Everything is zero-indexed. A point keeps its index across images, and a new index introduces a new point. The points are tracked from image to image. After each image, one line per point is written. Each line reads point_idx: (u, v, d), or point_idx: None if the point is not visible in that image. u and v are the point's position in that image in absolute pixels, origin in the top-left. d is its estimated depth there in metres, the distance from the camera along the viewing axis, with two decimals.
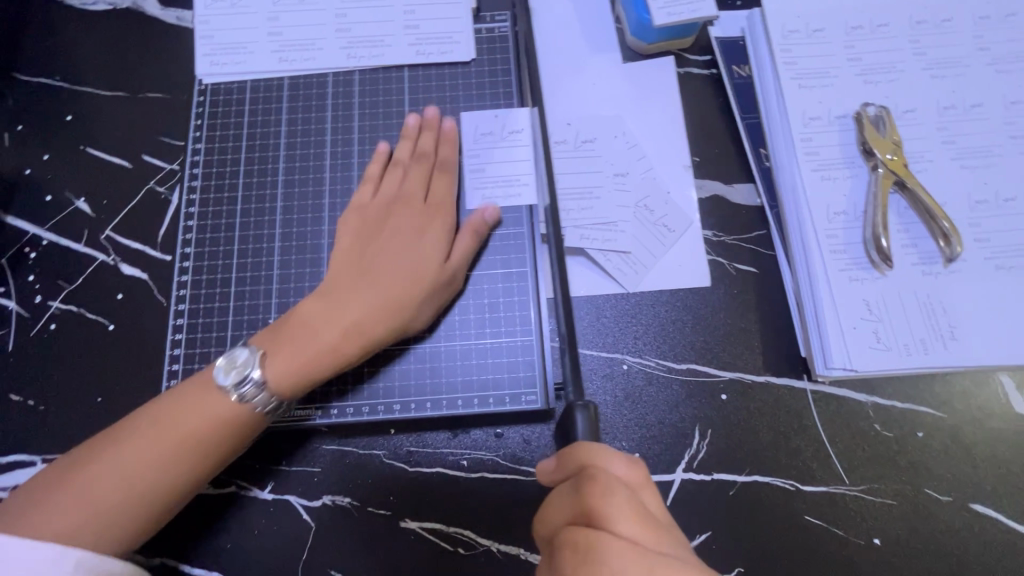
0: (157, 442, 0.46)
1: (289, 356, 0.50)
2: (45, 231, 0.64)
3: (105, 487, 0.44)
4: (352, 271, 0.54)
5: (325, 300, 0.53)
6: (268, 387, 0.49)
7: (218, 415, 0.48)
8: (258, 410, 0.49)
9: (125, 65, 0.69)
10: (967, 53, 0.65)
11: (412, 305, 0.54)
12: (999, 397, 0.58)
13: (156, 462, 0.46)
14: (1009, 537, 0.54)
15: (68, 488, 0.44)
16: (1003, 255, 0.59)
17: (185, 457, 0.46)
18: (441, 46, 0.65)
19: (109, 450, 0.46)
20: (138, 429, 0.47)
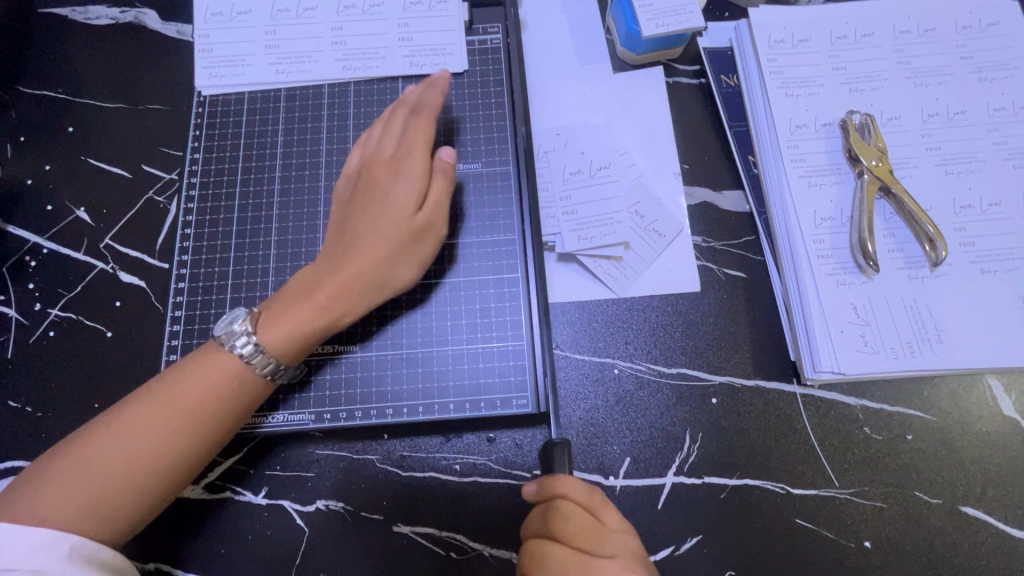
0: (152, 434, 0.46)
1: (285, 317, 0.50)
2: (46, 240, 0.65)
3: (103, 477, 0.45)
4: (349, 225, 0.54)
5: (328, 258, 0.53)
6: (262, 350, 0.49)
7: (210, 399, 0.48)
8: (261, 375, 0.50)
9: (126, 78, 0.71)
10: (950, 61, 0.66)
11: (391, 259, 0.53)
12: (987, 400, 0.58)
13: (152, 452, 0.46)
14: (999, 539, 0.54)
15: (60, 481, 0.44)
16: (988, 260, 0.60)
17: (179, 442, 0.47)
18: (434, 58, 0.66)
19: (100, 443, 0.45)
20: (126, 422, 0.46)
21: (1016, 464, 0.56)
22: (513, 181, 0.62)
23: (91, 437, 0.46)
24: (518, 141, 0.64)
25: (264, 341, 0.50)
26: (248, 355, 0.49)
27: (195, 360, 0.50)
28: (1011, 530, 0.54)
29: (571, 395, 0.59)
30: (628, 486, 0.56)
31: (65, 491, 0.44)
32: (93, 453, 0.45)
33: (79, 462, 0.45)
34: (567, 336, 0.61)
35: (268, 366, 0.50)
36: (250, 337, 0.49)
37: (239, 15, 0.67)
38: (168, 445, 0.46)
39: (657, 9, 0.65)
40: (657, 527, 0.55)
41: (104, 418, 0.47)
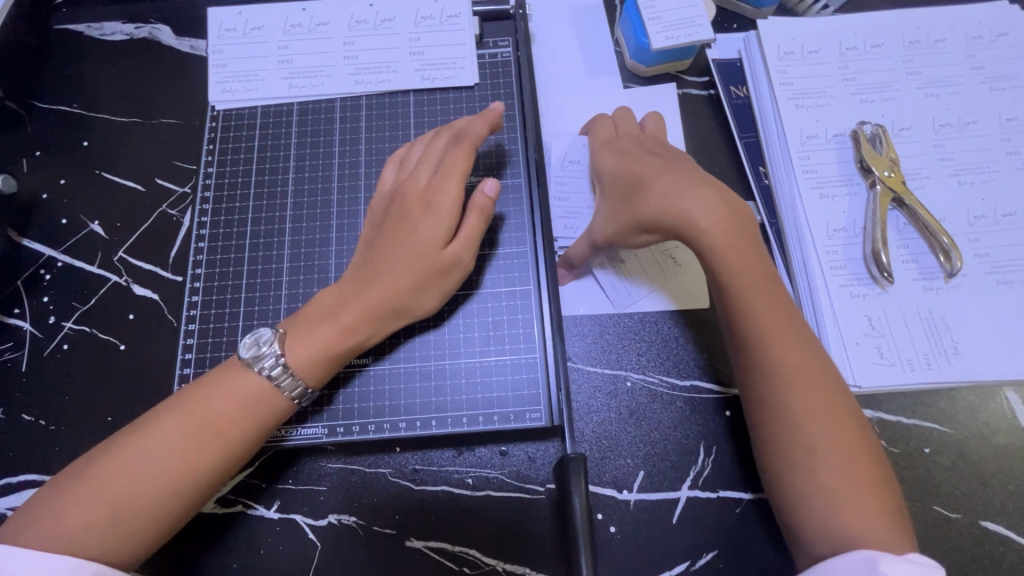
0: (170, 455, 0.46)
1: (312, 336, 0.51)
2: (60, 253, 0.65)
3: (118, 499, 0.44)
4: (381, 245, 0.54)
5: (357, 279, 0.53)
6: (292, 372, 0.50)
7: (229, 420, 0.48)
8: (286, 397, 0.50)
9: (141, 93, 0.71)
10: (961, 72, 0.66)
11: (418, 291, 0.53)
12: (1005, 412, 0.57)
13: (168, 475, 0.45)
14: (1019, 555, 0.53)
15: (80, 498, 0.44)
16: (1003, 270, 0.59)
17: (196, 465, 0.46)
18: (445, 72, 0.67)
19: (120, 462, 0.45)
20: (147, 440, 0.46)
21: None
22: (525, 194, 0.63)
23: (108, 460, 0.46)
24: (529, 154, 0.64)
25: (295, 365, 0.50)
26: (276, 376, 0.50)
27: (215, 381, 0.50)
28: None
29: (584, 408, 0.59)
30: (642, 500, 0.56)
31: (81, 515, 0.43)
32: (110, 476, 0.45)
33: (95, 485, 0.44)
34: (580, 348, 0.61)
35: (297, 390, 0.50)
36: (278, 358, 0.50)
37: (253, 30, 0.68)
38: (184, 469, 0.46)
39: (667, 22, 0.65)
40: (672, 542, 0.55)
41: (126, 436, 0.47)
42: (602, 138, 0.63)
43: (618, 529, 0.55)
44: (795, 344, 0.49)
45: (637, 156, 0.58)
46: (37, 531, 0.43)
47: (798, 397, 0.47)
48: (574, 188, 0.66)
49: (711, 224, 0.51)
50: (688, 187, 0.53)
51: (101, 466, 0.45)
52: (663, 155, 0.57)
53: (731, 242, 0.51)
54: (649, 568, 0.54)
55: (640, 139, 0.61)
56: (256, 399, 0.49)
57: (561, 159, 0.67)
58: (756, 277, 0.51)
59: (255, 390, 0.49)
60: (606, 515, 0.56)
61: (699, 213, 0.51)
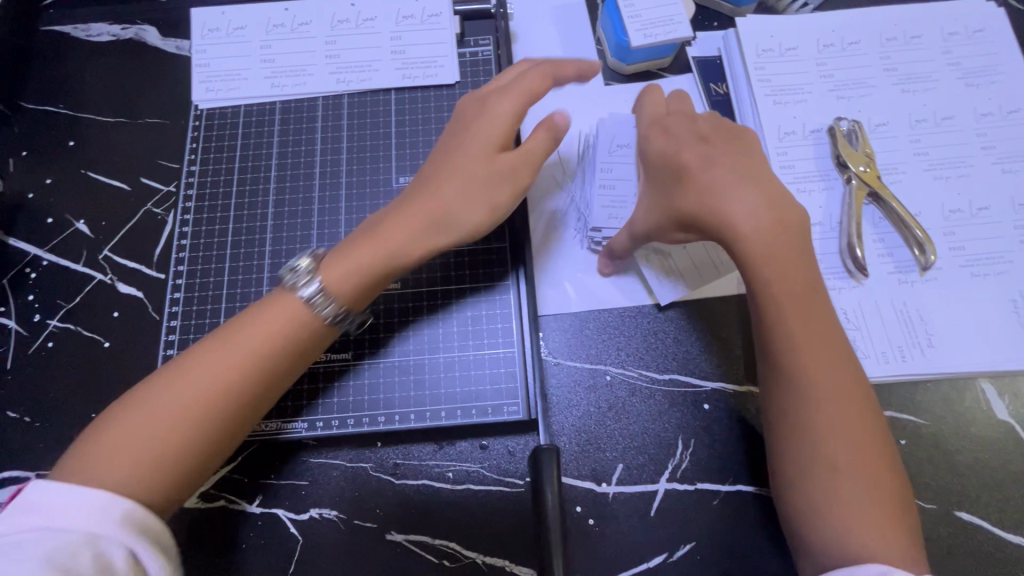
0: (202, 383, 0.45)
1: (351, 260, 0.50)
2: (45, 252, 0.66)
3: (162, 436, 0.43)
4: (435, 170, 0.54)
5: (402, 201, 0.53)
6: (328, 293, 0.49)
7: (258, 347, 0.47)
8: (322, 318, 0.49)
9: (127, 93, 0.72)
10: (937, 68, 0.67)
11: (458, 207, 0.51)
12: (981, 404, 0.58)
13: (207, 405, 0.45)
14: (994, 545, 0.54)
15: (108, 431, 0.43)
16: (978, 264, 0.60)
17: (222, 393, 0.45)
18: (427, 70, 0.67)
19: (161, 392, 0.45)
20: (186, 371, 0.46)
21: (1011, 468, 0.56)
22: None
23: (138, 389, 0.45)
24: None
25: (329, 283, 0.49)
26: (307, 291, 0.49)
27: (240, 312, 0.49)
28: (1006, 534, 0.54)
29: (563, 402, 0.59)
30: (621, 493, 0.56)
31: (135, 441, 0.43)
32: (156, 402, 0.44)
33: (150, 413, 0.44)
34: (560, 343, 0.61)
35: (330, 311, 0.49)
36: (315, 279, 0.49)
37: (236, 30, 0.69)
38: (222, 388, 0.45)
39: (646, 19, 0.65)
40: (650, 533, 0.55)
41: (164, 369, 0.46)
42: (649, 116, 0.59)
43: (597, 521, 0.56)
44: (829, 357, 0.47)
45: (689, 144, 0.54)
46: (72, 460, 0.42)
47: (825, 414, 0.45)
48: (621, 175, 0.62)
49: (755, 231, 0.49)
50: (734, 190, 0.50)
51: (132, 400, 0.45)
52: (715, 144, 0.54)
53: (773, 247, 0.48)
54: (628, 560, 0.55)
55: (693, 119, 0.56)
56: (290, 319, 0.48)
57: (609, 143, 0.62)
58: (790, 284, 0.48)
59: (290, 308, 0.48)
60: (585, 508, 0.56)
61: (742, 212, 0.49)
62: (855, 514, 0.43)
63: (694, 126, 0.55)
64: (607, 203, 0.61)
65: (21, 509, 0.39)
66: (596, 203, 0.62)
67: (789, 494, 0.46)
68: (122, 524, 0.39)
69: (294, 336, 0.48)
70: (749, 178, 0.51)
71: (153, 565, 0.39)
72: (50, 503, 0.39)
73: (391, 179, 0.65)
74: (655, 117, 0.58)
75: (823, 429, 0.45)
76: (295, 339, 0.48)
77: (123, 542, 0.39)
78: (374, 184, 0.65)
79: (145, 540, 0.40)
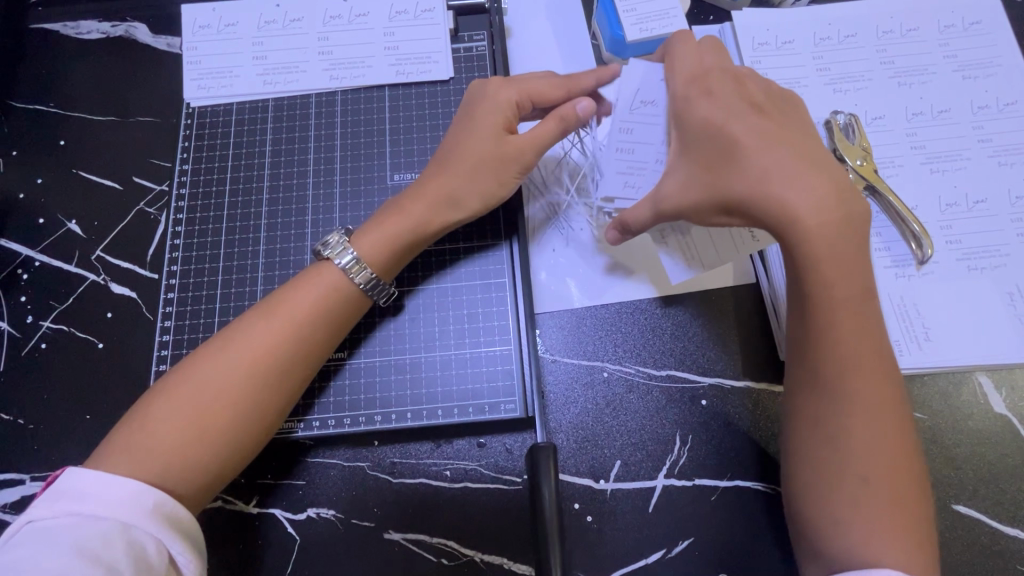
0: (253, 344, 0.48)
1: (383, 231, 0.53)
2: (37, 253, 0.65)
3: (226, 394, 0.46)
4: (446, 151, 0.56)
5: (427, 175, 0.56)
6: (365, 262, 0.52)
7: (303, 309, 0.50)
8: (356, 286, 0.52)
9: (117, 91, 0.71)
10: (934, 60, 0.67)
11: (473, 186, 0.54)
12: (978, 397, 0.58)
13: (262, 362, 0.48)
14: (991, 537, 0.54)
15: (172, 401, 0.46)
16: (974, 257, 0.60)
17: (275, 352, 0.48)
18: (420, 66, 0.67)
19: (215, 358, 0.48)
20: (234, 338, 0.49)
21: (1008, 461, 0.56)
22: None
23: (183, 367, 0.48)
24: None
25: (364, 254, 0.52)
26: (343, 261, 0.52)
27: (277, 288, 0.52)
28: (1003, 527, 0.54)
29: (560, 400, 0.59)
30: (618, 489, 0.56)
31: (173, 423, 0.45)
32: (205, 375, 0.47)
33: (191, 393, 0.46)
34: (557, 340, 0.61)
35: (365, 276, 0.52)
36: (348, 249, 0.52)
37: (227, 27, 0.68)
38: (272, 349, 0.48)
39: (642, 13, 0.65)
40: (648, 530, 0.55)
41: (213, 342, 0.49)
42: (690, 71, 0.52)
43: (595, 519, 0.56)
44: (871, 367, 0.45)
45: (738, 120, 0.49)
46: (142, 432, 0.45)
47: (854, 427, 0.44)
48: (644, 138, 0.52)
49: (817, 226, 0.46)
50: (790, 176, 0.47)
51: (188, 370, 0.47)
52: (762, 122, 0.50)
53: (832, 247, 0.46)
54: (626, 556, 0.55)
55: (740, 84, 0.52)
56: (330, 294, 0.51)
57: (630, 100, 0.53)
58: (846, 289, 0.46)
59: (331, 281, 0.52)
60: (582, 505, 0.56)
61: (800, 203, 0.46)
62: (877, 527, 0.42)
63: (741, 100, 0.51)
64: (624, 168, 0.52)
65: (60, 496, 0.41)
66: (610, 169, 0.52)
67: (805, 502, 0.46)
68: (150, 514, 0.42)
69: (333, 311, 0.51)
70: (807, 163, 0.48)
71: (181, 553, 0.42)
72: (87, 491, 0.41)
73: (385, 176, 0.64)
74: (696, 77, 0.52)
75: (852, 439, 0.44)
76: (334, 312, 0.51)
77: (151, 532, 0.41)
78: (368, 182, 0.64)
79: (172, 530, 0.42)
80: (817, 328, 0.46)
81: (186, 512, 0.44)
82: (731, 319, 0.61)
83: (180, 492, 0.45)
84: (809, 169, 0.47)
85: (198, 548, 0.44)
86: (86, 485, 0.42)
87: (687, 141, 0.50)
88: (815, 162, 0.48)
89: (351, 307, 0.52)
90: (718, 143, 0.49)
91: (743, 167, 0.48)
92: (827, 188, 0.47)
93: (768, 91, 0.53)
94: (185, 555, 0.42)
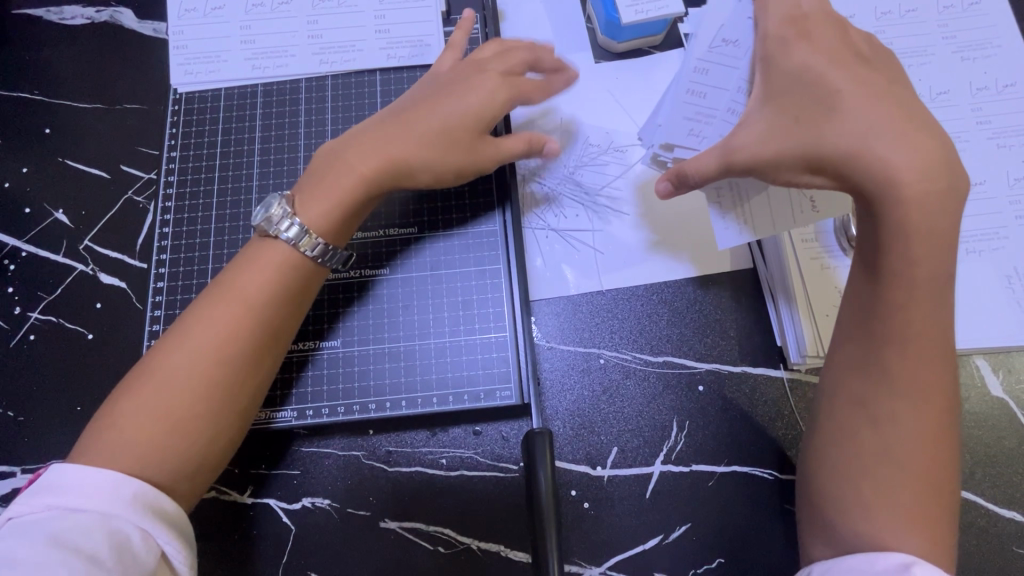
0: (211, 330, 0.47)
1: (331, 193, 0.52)
2: (24, 243, 0.64)
3: (191, 381, 0.45)
4: (404, 121, 0.54)
5: (379, 134, 0.54)
6: (308, 230, 0.50)
7: (260, 290, 0.48)
8: (308, 257, 0.50)
9: (102, 77, 0.70)
10: (933, 42, 0.66)
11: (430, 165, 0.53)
12: (975, 380, 0.58)
13: (223, 346, 0.47)
14: (989, 520, 0.54)
15: (137, 397, 0.45)
16: (973, 240, 0.60)
17: (236, 335, 0.47)
18: (411, 50, 0.66)
19: (174, 349, 0.46)
20: (191, 326, 0.47)
21: (1005, 444, 0.56)
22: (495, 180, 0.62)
23: (146, 361, 0.47)
24: None
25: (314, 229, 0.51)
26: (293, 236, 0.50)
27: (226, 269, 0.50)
28: (1000, 510, 0.54)
29: (557, 386, 0.59)
30: (615, 476, 0.56)
31: (144, 415, 0.44)
32: (166, 366, 0.46)
33: (157, 385, 0.45)
34: (553, 327, 0.60)
35: (315, 248, 0.50)
36: (293, 219, 0.50)
37: (214, 10, 0.67)
38: (231, 332, 0.47)
39: None
40: (645, 516, 0.55)
41: (172, 332, 0.48)
42: (788, 12, 0.48)
43: (592, 505, 0.55)
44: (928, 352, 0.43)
45: (836, 72, 0.46)
46: (110, 430, 0.44)
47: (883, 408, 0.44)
48: (719, 81, 0.50)
49: (918, 192, 0.42)
50: (889, 133, 0.43)
51: (150, 364, 0.46)
52: (859, 75, 0.47)
53: (931, 219, 0.42)
54: (623, 542, 0.54)
55: (844, 32, 0.49)
56: (285, 267, 0.50)
57: (710, 37, 0.50)
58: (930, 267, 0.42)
59: (281, 256, 0.50)
60: (580, 491, 0.56)
61: (903, 162, 0.42)
62: (899, 510, 0.42)
63: (839, 51, 0.48)
64: (692, 114, 0.50)
65: (43, 489, 0.41)
66: (678, 113, 0.51)
67: (828, 481, 0.46)
68: (135, 504, 0.41)
69: (291, 286, 0.50)
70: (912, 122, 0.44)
71: (168, 541, 0.41)
72: (68, 483, 0.41)
73: None
74: (794, 20, 0.48)
75: (892, 419, 0.43)
76: (291, 287, 0.50)
77: (135, 522, 0.41)
78: None
79: (158, 520, 0.42)
80: (888, 304, 0.44)
81: (170, 500, 0.44)
82: (727, 305, 0.61)
83: (164, 483, 0.44)
84: (911, 129, 0.44)
85: (186, 537, 0.44)
86: (67, 478, 0.41)
87: (774, 91, 0.47)
88: (915, 119, 0.44)
89: (308, 279, 0.51)
90: (813, 96, 0.46)
91: (838, 121, 0.45)
92: (930, 149, 0.43)
93: (872, 44, 0.50)
94: (173, 544, 0.42)
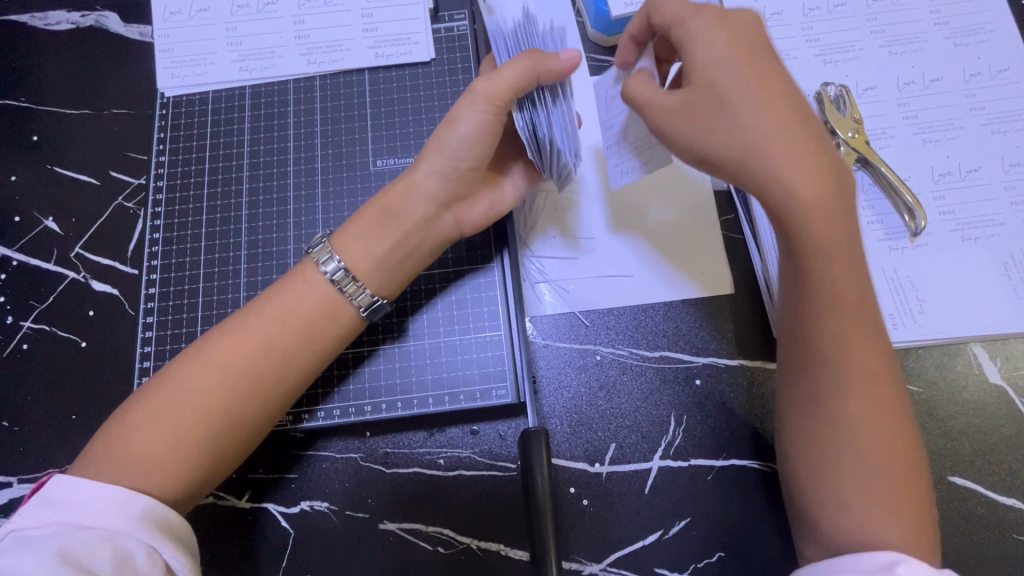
0: (232, 359, 0.47)
1: (366, 228, 0.52)
2: (15, 252, 0.64)
3: (205, 408, 0.45)
4: None
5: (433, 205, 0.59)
6: (358, 280, 0.51)
7: (282, 318, 0.49)
8: (350, 303, 0.51)
9: (90, 84, 0.69)
10: (925, 28, 0.65)
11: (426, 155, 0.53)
12: (972, 368, 0.57)
13: (239, 377, 0.47)
14: (989, 508, 0.54)
15: (149, 419, 0.45)
16: (968, 227, 0.60)
17: (256, 365, 0.47)
18: (400, 48, 0.65)
19: (191, 372, 0.46)
20: (209, 353, 0.47)
21: (1002, 431, 0.56)
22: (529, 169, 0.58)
23: (166, 374, 0.47)
24: None
25: (360, 272, 0.52)
26: (339, 280, 0.51)
27: (263, 292, 0.51)
28: (1000, 497, 0.54)
29: (554, 383, 0.58)
30: (614, 472, 0.56)
31: (152, 436, 0.44)
32: (181, 389, 0.46)
33: (172, 398, 0.45)
34: (549, 325, 0.60)
35: (357, 293, 0.51)
36: (340, 262, 0.51)
37: (199, 12, 0.66)
38: (251, 362, 0.47)
39: None
40: (645, 511, 0.55)
41: (191, 354, 0.48)
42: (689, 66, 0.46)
43: (591, 502, 0.55)
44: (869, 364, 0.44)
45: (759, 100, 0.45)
46: (122, 444, 0.44)
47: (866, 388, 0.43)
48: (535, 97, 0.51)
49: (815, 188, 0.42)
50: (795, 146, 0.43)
51: (165, 386, 0.46)
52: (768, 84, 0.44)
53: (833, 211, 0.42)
54: (623, 539, 0.54)
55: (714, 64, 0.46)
56: (318, 308, 0.50)
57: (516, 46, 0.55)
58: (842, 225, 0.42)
59: (315, 290, 0.51)
60: (579, 489, 0.56)
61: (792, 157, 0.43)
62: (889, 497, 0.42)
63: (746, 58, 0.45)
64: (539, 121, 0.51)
65: (49, 503, 0.41)
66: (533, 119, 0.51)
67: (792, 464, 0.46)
68: (140, 520, 0.41)
69: (317, 326, 0.50)
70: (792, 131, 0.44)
71: (173, 556, 0.41)
72: (73, 499, 0.41)
73: (368, 162, 0.63)
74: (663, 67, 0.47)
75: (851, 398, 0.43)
76: (319, 330, 0.50)
77: (140, 538, 0.40)
78: (351, 168, 0.63)
79: (163, 535, 0.41)
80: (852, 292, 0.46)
81: (177, 515, 0.44)
82: (648, 291, 0.61)
83: (168, 499, 0.44)
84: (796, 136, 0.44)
85: (190, 550, 0.43)
86: (70, 493, 0.41)
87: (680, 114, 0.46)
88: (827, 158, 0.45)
89: (327, 316, 0.50)
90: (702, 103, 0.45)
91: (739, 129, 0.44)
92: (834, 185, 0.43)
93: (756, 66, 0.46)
94: (177, 558, 0.41)
